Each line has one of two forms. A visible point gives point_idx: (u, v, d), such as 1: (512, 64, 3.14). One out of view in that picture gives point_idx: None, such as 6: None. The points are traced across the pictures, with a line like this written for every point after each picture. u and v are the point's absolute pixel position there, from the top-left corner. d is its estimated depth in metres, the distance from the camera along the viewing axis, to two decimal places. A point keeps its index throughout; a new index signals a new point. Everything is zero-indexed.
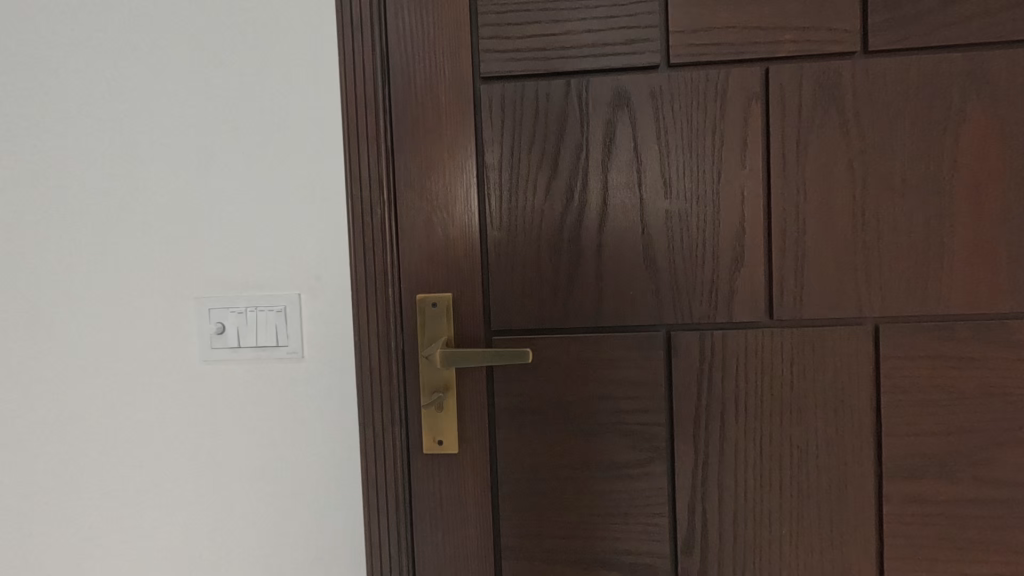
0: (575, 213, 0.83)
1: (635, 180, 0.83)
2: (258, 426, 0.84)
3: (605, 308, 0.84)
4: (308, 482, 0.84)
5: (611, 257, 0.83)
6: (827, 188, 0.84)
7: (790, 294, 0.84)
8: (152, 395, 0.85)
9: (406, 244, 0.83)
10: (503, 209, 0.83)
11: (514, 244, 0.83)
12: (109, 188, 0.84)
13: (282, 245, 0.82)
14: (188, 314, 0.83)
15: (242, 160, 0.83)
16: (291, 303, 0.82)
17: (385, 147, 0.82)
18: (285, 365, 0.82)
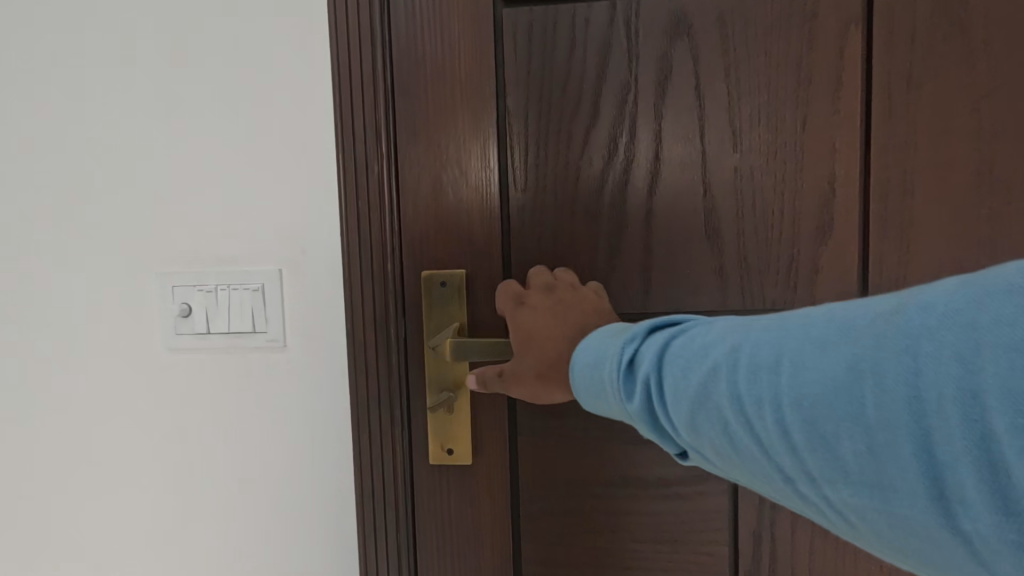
0: (619, 170, 0.67)
1: (695, 129, 0.66)
2: (236, 426, 0.71)
3: (653, 290, 0.68)
4: (295, 493, 0.71)
5: (663, 226, 0.67)
6: (946, 138, 0.64)
7: (891, 275, 0.66)
8: (114, 389, 0.72)
9: (410, 208, 0.68)
10: (529, 166, 0.67)
11: (542, 208, 0.67)
12: (57, 143, 0.70)
13: (261, 211, 0.68)
14: (151, 293, 0.70)
15: (210, 107, 0.68)
16: (271, 281, 0.67)
17: (384, 88, 0.66)
18: (264, 355, 0.69)
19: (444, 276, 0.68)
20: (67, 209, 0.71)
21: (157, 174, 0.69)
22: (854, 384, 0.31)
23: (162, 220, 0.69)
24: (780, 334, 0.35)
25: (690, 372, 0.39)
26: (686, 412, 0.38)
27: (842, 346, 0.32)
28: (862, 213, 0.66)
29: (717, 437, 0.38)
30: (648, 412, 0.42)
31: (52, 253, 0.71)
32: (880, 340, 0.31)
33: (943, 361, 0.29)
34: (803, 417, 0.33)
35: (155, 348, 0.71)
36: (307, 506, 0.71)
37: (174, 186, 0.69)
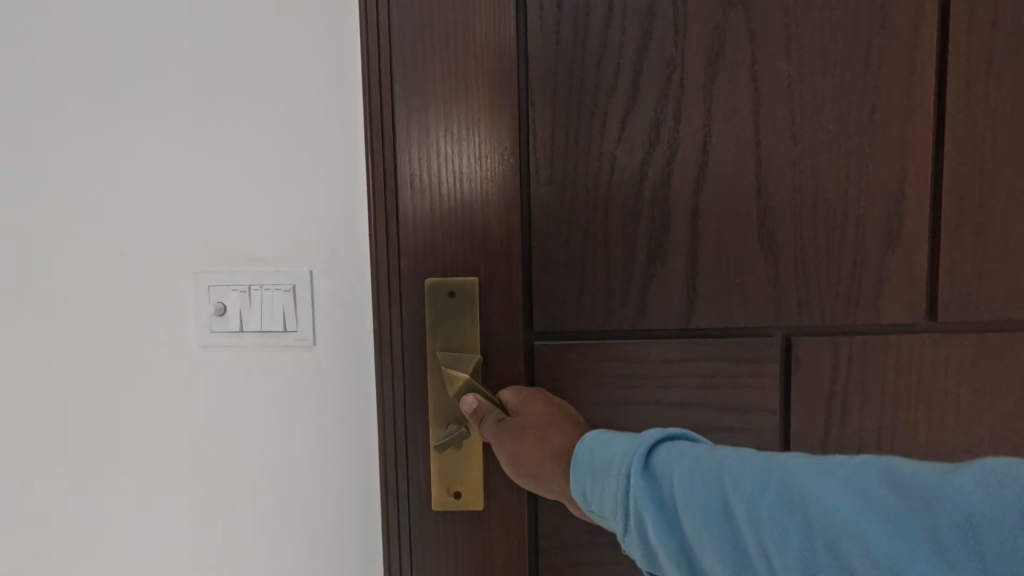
0: (663, 161, 0.59)
1: (752, 116, 0.59)
2: (255, 437, 0.65)
3: (699, 299, 0.61)
4: (321, 513, 0.66)
5: (711, 226, 0.60)
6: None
7: (963, 288, 0.59)
8: (126, 394, 0.66)
9: (416, 204, 0.58)
10: (554, 156, 0.59)
11: (573, 207, 0.59)
12: (66, 120, 0.64)
13: (286, 204, 0.62)
14: (182, 290, 0.65)
15: (231, 86, 0.62)
16: (305, 279, 0.62)
17: (397, 62, 0.57)
18: (295, 358, 0.64)
19: (453, 284, 0.59)
20: (78, 195, 0.65)
21: (172, 162, 0.63)
22: (891, 536, 0.29)
23: (181, 211, 0.64)
24: (813, 468, 0.34)
25: (700, 478, 0.37)
26: (696, 528, 0.36)
27: (878, 491, 0.31)
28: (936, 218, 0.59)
29: (719, 559, 0.35)
30: (630, 506, 0.39)
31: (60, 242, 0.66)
32: (922, 494, 0.29)
33: (987, 535, 0.27)
34: (815, 550, 0.31)
35: (178, 350, 0.65)
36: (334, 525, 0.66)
37: (191, 173, 0.63)
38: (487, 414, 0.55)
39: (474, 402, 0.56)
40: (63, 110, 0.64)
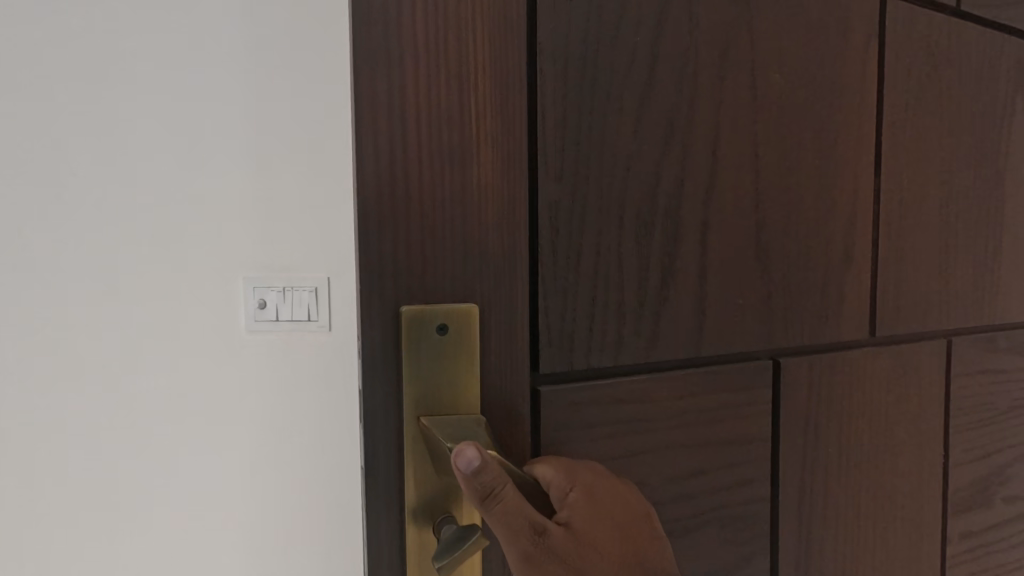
0: (708, 109, 0.40)
1: (762, 72, 0.43)
2: (263, 411, 0.81)
3: (770, 324, 0.45)
4: (325, 477, 0.83)
5: (766, 218, 0.44)
6: (922, 167, 0.61)
7: (889, 304, 0.60)
8: (189, 375, 0.80)
9: (409, 138, 0.28)
10: (568, 86, 0.34)
11: (584, 160, 0.35)
12: (146, 137, 0.78)
13: (320, 216, 0.80)
14: (240, 291, 0.79)
15: (278, 128, 0.78)
16: (328, 279, 0.80)
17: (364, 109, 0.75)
18: (315, 338, 0.81)
19: (443, 318, 0.30)
20: (154, 204, 0.78)
21: (249, 181, 0.79)
22: None
23: (249, 220, 0.79)
24: None
25: None
26: None
27: None
28: (906, 224, 0.61)
29: None
30: None
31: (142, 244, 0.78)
32: None
33: None
34: None
35: (235, 337, 0.80)
36: (332, 488, 0.83)
37: (245, 192, 0.79)
38: (504, 483, 0.25)
39: (479, 455, 0.25)
40: (151, 132, 0.77)
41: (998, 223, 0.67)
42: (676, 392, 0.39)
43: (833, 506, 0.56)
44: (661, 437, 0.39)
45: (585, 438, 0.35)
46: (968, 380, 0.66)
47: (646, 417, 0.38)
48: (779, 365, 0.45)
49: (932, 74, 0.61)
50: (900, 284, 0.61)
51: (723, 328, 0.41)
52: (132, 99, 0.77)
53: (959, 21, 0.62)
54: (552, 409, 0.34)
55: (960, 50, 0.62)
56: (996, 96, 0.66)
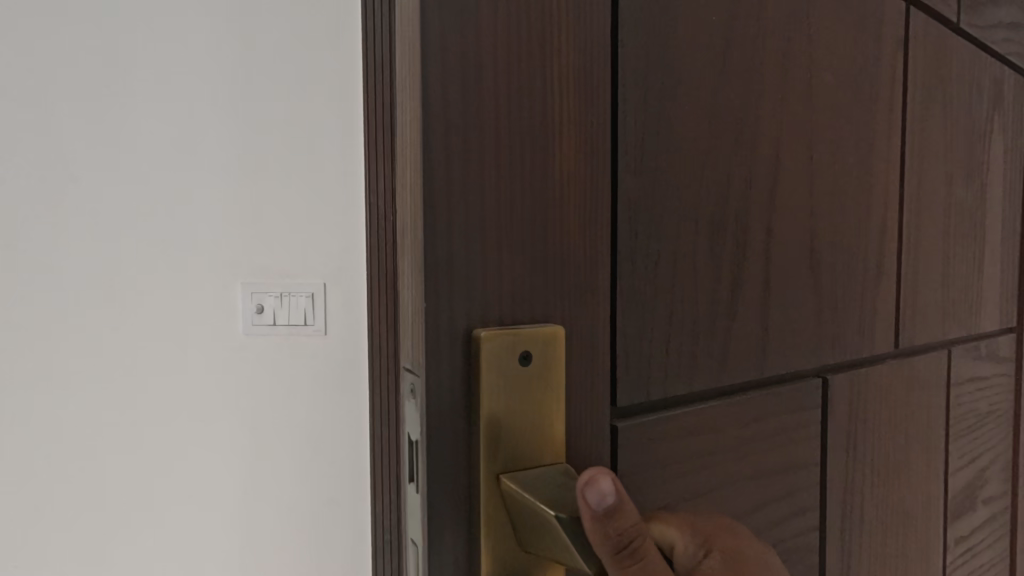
0: (772, 103, 0.36)
1: (810, 69, 0.40)
2: (251, 429, 0.70)
3: (813, 338, 0.42)
4: (328, 504, 0.71)
5: (815, 224, 0.41)
6: (960, 166, 0.57)
7: (934, 311, 0.55)
8: (172, 389, 0.71)
9: (481, 112, 0.21)
10: (650, 57, 0.28)
11: (669, 141, 0.28)
12: (120, 131, 0.69)
13: (320, 206, 0.68)
14: (234, 299, 0.70)
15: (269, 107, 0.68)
16: (324, 284, 0.68)
17: (370, 82, 0.65)
18: (315, 350, 0.69)
19: (525, 345, 0.22)
20: (134, 197, 0.70)
21: (240, 171, 0.69)
22: None
23: (240, 216, 0.69)
24: None
25: None
26: None
27: None
28: (951, 226, 0.57)
29: None
30: None
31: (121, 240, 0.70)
32: None
33: None
34: None
35: (223, 349, 0.70)
36: (336, 518, 0.71)
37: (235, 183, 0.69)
38: (638, 527, 0.21)
39: (615, 490, 0.21)
40: (131, 117, 0.69)
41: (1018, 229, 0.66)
42: (740, 420, 0.35)
43: (885, 537, 0.50)
44: (732, 466, 0.34)
45: (662, 484, 0.29)
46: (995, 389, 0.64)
47: (719, 445, 0.33)
48: (827, 382, 0.43)
49: (967, 69, 0.57)
50: (945, 290, 0.57)
51: (783, 344, 0.38)
52: (112, 80, 0.69)
53: (985, 15, 0.59)
54: (629, 453, 0.28)
55: (985, 46, 0.59)
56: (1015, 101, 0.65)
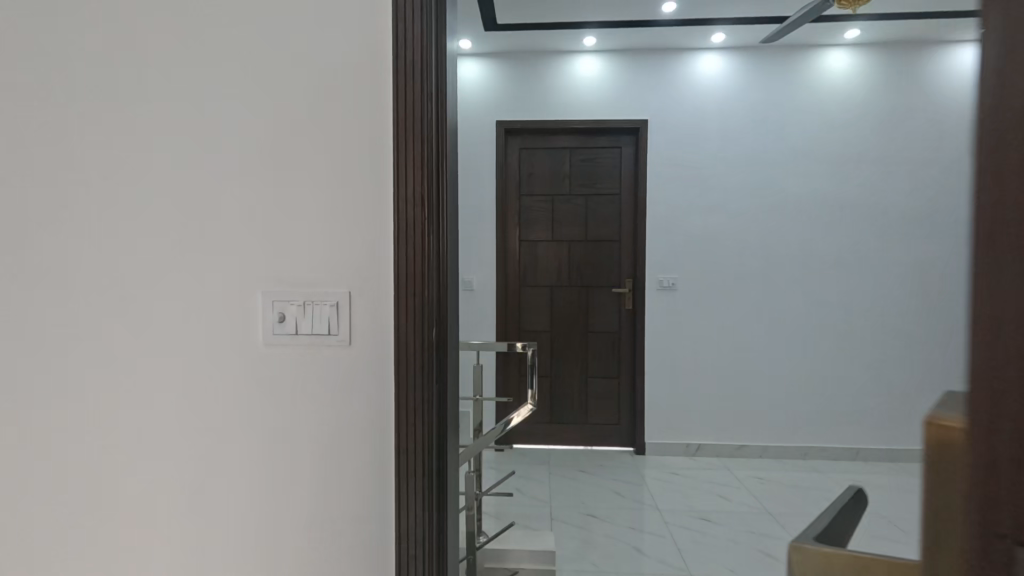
0: None
1: None
2: (271, 444, 0.66)
3: None
4: (349, 524, 0.66)
5: None
6: None
7: None
8: (185, 399, 0.67)
9: None
10: None
11: None
12: (132, 133, 0.66)
13: (343, 209, 0.64)
14: (253, 308, 0.66)
15: (289, 106, 0.64)
16: (348, 293, 0.65)
17: (401, 87, 0.63)
18: (336, 361, 0.65)
19: None
20: (148, 198, 0.66)
21: (262, 174, 0.65)
22: None
23: (261, 220, 0.65)
24: None
25: None
26: None
27: None
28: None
29: None
30: None
31: (133, 245, 0.67)
32: None
33: None
34: None
35: (239, 360, 0.66)
36: (359, 539, 0.66)
37: (254, 186, 0.65)
38: None
39: None
40: (146, 115, 0.66)
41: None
42: None
43: None
44: None
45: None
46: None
47: None
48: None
49: None
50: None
51: None
52: (126, 80, 0.66)
53: None
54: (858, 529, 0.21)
55: None
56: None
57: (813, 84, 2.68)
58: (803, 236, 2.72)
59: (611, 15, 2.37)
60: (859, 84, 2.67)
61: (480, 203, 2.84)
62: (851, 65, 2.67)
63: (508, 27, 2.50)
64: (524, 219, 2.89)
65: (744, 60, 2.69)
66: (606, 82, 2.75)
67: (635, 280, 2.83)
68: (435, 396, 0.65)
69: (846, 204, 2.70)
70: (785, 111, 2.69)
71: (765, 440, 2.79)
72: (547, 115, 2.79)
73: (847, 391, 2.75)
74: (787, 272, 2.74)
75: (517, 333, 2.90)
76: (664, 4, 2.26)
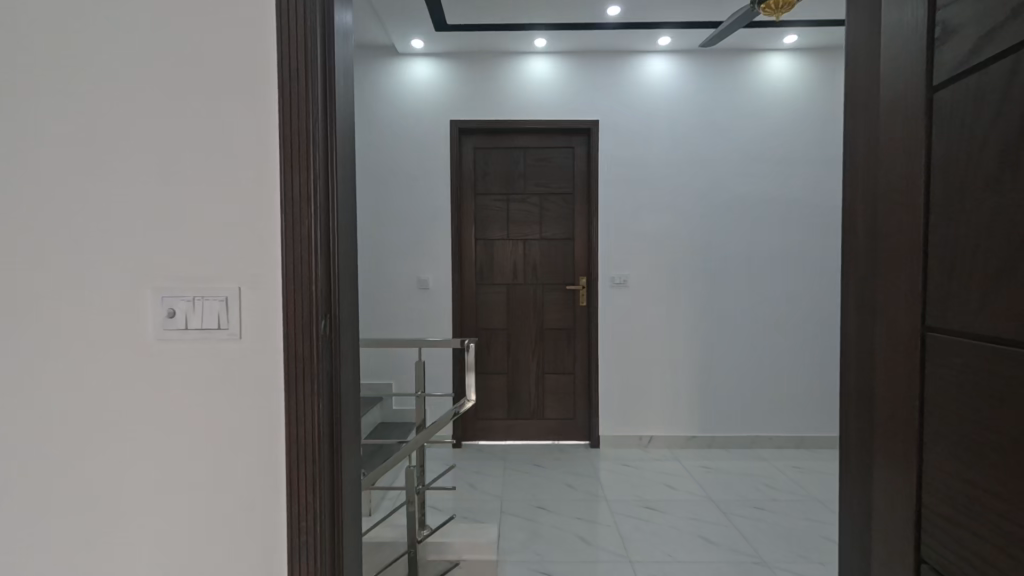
0: None
1: None
2: (164, 437, 0.68)
3: None
4: (246, 515, 0.68)
5: None
6: (904, 169, 0.58)
7: (948, 304, 0.53)
8: (77, 397, 0.68)
9: None
10: None
11: None
12: (16, 133, 0.66)
13: (229, 205, 0.66)
14: (142, 304, 0.67)
15: (176, 107, 0.66)
16: (239, 289, 0.66)
17: (285, 91, 0.65)
18: (226, 353, 0.67)
19: None
20: (35, 197, 0.66)
21: (154, 173, 0.66)
22: None
23: (150, 218, 0.67)
24: None
25: None
26: None
27: None
28: (968, 205, 0.50)
29: None
30: None
31: (23, 243, 0.67)
32: None
33: None
34: None
35: (132, 355, 0.67)
36: (256, 530, 0.68)
37: (142, 184, 0.66)
38: None
39: None
40: (36, 112, 0.66)
41: (861, 223, 0.69)
42: None
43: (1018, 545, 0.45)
44: None
45: None
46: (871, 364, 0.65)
47: None
48: None
49: (909, 79, 0.58)
50: (988, 273, 0.48)
51: None
52: (10, 79, 0.66)
53: (888, 28, 0.61)
54: None
55: (888, 58, 0.62)
56: (856, 115, 0.72)
57: (755, 88, 2.79)
58: (747, 233, 2.83)
59: (558, 17, 2.42)
60: (798, 88, 2.79)
61: (436, 202, 2.85)
62: (790, 70, 2.79)
63: (458, 28, 2.52)
64: (479, 218, 2.92)
65: (689, 64, 2.78)
66: (558, 83, 2.80)
67: (589, 278, 2.89)
68: (327, 387, 0.68)
69: (788, 203, 2.82)
70: (727, 113, 2.80)
71: (714, 431, 2.89)
72: (501, 115, 2.83)
73: (790, 383, 2.87)
74: (735, 269, 2.84)
75: (474, 330, 2.93)
76: (608, 8, 2.32)
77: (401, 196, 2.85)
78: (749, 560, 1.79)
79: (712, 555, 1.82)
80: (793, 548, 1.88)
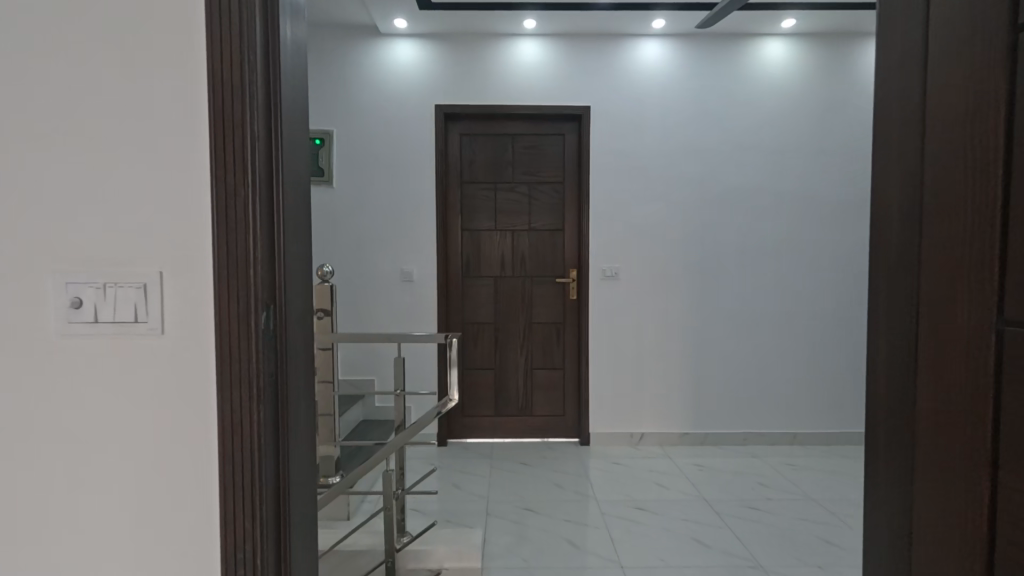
0: None
1: None
2: (70, 452, 0.56)
3: None
4: (173, 546, 0.57)
5: None
6: (973, 130, 0.48)
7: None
8: None
9: None
10: None
11: None
12: None
13: (148, 172, 0.55)
14: (43, 293, 0.56)
15: (82, 53, 0.54)
16: (160, 274, 0.55)
17: (216, 34, 0.54)
18: (146, 352, 0.56)
19: None
20: None
21: (56, 134, 0.55)
22: None
23: (51, 188, 0.55)
24: None
25: None
26: None
27: None
28: None
29: None
30: None
31: None
32: None
33: None
34: None
35: (31, 355, 0.56)
36: (184, 563, 0.57)
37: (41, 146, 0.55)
38: None
39: None
40: None
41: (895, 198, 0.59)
42: None
43: None
44: None
45: None
46: (906, 364, 0.55)
47: None
48: None
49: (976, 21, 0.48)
50: None
51: None
52: None
53: None
54: None
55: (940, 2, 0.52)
56: None
57: (750, 74, 2.70)
58: (742, 224, 2.74)
59: None
60: (794, 75, 2.71)
61: (420, 190, 2.73)
62: (786, 56, 2.71)
63: (442, 6, 2.39)
64: (466, 208, 2.80)
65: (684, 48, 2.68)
66: (548, 67, 2.69)
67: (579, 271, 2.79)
68: (272, 390, 0.57)
69: (783, 193, 2.74)
70: (722, 100, 2.70)
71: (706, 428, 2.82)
72: (488, 99, 2.71)
73: (784, 378, 2.81)
74: (728, 262, 2.76)
75: (460, 324, 2.82)
76: None
77: (384, 183, 2.72)
78: (745, 564, 1.72)
79: (708, 558, 1.74)
80: (790, 549, 1.82)
